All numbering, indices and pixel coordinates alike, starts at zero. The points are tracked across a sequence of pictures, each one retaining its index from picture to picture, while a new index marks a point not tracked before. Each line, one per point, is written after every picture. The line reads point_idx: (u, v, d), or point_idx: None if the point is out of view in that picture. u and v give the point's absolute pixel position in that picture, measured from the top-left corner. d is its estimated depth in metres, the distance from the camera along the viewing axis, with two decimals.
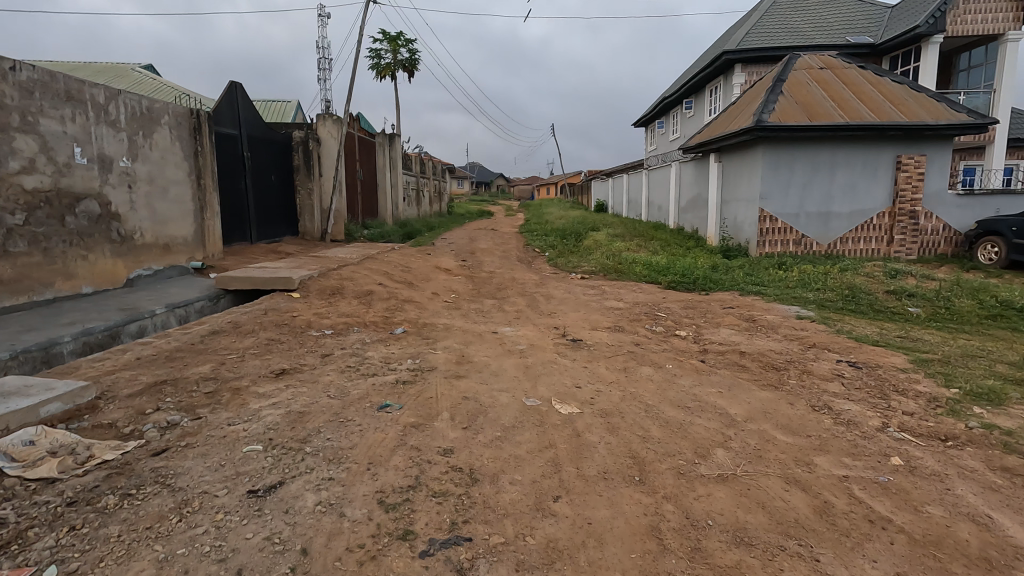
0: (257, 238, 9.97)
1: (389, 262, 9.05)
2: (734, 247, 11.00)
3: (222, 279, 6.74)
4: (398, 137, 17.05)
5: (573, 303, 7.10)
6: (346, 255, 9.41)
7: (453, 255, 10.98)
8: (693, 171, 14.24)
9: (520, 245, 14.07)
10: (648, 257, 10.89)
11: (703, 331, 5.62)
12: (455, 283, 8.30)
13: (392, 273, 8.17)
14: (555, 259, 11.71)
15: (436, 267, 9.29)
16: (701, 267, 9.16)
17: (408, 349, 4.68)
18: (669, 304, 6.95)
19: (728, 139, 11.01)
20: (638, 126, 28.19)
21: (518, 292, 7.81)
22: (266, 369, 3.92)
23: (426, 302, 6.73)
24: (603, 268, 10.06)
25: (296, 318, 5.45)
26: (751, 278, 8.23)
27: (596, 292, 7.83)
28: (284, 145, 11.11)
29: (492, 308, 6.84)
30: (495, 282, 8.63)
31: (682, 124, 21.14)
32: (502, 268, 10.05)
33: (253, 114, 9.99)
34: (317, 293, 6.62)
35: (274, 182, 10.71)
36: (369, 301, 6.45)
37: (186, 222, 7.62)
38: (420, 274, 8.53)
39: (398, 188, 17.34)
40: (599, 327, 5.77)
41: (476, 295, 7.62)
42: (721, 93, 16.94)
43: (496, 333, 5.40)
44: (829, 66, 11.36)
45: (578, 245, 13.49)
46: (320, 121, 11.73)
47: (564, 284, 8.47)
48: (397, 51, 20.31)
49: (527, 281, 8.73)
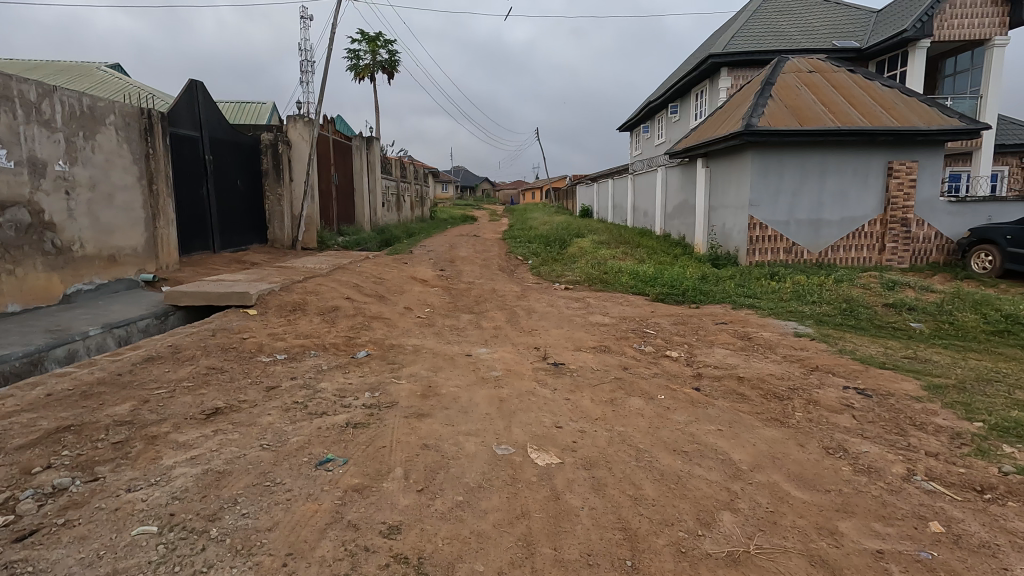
0: (220, 247, 9.36)
1: (361, 273, 8.50)
2: (723, 256, 10.62)
3: (171, 294, 6.15)
4: (376, 140, 16.50)
5: (556, 318, 6.62)
6: (315, 266, 8.82)
7: (431, 264, 10.46)
8: (679, 177, 13.89)
9: (502, 253, 13.58)
10: (635, 265, 10.48)
11: (696, 352, 5.17)
12: (430, 296, 7.77)
13: (363, 286, 7.64)
14: (538, 268, 11.26)
15: (411, 278, 8.75)
16: (691, 278, 8.77)
17: (367, 378, 4.15)
18: (658, 319, 6.51)
19: (715, 144, 10.65)
20: (623, 130, 27.94)
21: (497, 306, 7.31)
22: (196, 408, 3.36)
23: (396, 319, 6.19)
24: (589, 278, 9.60)
25: (248, 340, 4.89)
26: (743, 290, 7.84)
27: (580, 306, 7.36)
28: (252, 149, 10.53)
29: (468, 325, 6.32)
30: (473, 294, 8.12)
31: (668, 129, 20.89)
32: (482, 278, 9.54)
33: (215, 115, 9.42)
34: (277, 310, 6.06)
35: (240, 188, 10.11)
36: (333, 319, 5.90)
37: (136, 231, 7.00)
38: (393, 287, 7.99)
39: (377, 193, 16.76)
40: (584, 347, 5.29)
41: (452, 310, 7.10)
42: (707, 97, 16.67)
43: (470, 356, 4.90)
44: (819, 69, 11.08)
45: (563, 252, 13.05)
46: (291, 123, 11.13)
47: (546, 297, 8.00)
48: (376, 52, 19.80)
49: (508, 293, 8.23)
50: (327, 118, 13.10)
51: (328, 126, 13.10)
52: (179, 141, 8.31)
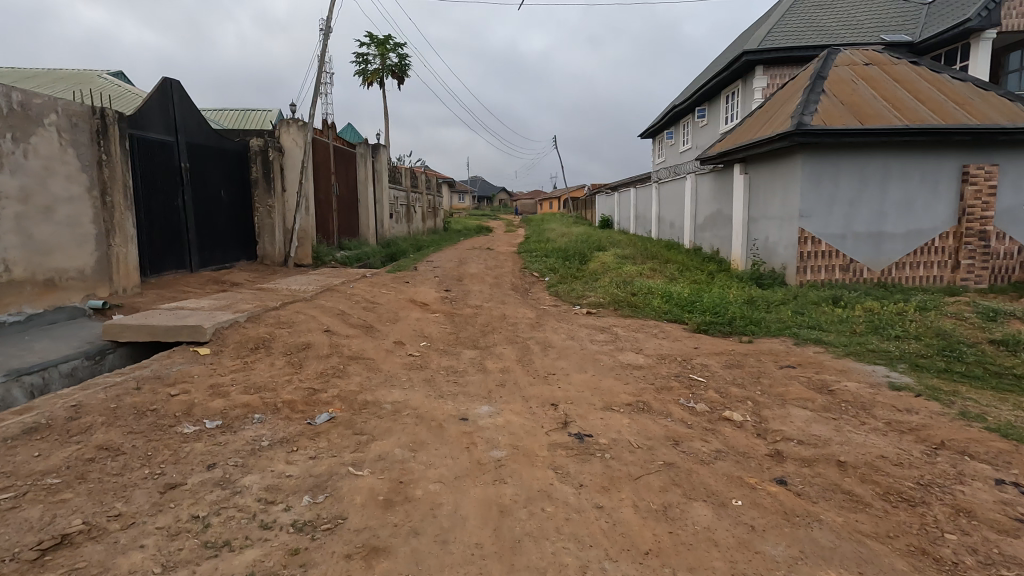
0: (197, 265, 8.38)
1: (351, 297, 7.38)
2: (767, 274, 9.31)
3: (111, 328, 5.08)
4: (382, 148, 15.51)
5: (578, 357, 5.41)
6: (301, 287, 7.73)
7: (435, 284, 9.31)
8: (712, 184, 12.61)
9: (517, 268, 12.42)
10: (666, 285, 9.22)
11: (765, 414, 3.91)
12: (428, 325, 6.62)
13: (350, 313, 6.51)
14: (556, 287, 10.06)
15: (409, 302, 7.61)
16: (736, 302, 7.48)
17: (317, 464, 2.98)
18: (706, 360, 5.24)
19: (757, 146, 9.37)
20: (645, 136, 26.73)
21: (507, 339, 6.12)
22: (32, 536, 2.20)
23: (382, 360, 5.04)
24: (615, 300, 8.38)
25: (177, 397, 3.76)
26: (802, 319, 6.54)
27: (607, 339, 6.11)
28: (239, 156, 9.60)
29: (471, 367, 5.14)
30: (480, 321, 6.93)
31: (694, 134, 19.64)
32: (491, 301, 8.36)
33: (193, 120, 8.51)
34: (234, 349, 4.94)
35: (224, 199, 9.15)
36: (300, 362, 4.75)
37: (83, 250, 5.97)
38: (386, 314, 6.84)
39: (384, 204, 15.74)
40: (615, 405, 4.06)
41: (452, 344, 5.92)
42: (740, 98, 15.38)
43: (466, 419, 3.70)
44: (876, 61, 9.74)
45: (583, 268, 11.83)
46: (283, 127, 10.12)
47: (566, 325, 6.78)
48: (385, 55, 18.93)
49: (521, 320, 7.04)
50: (327, 124, 12.13)
51: (329, 132, 12.12)
52: (147, 146, 7.38)
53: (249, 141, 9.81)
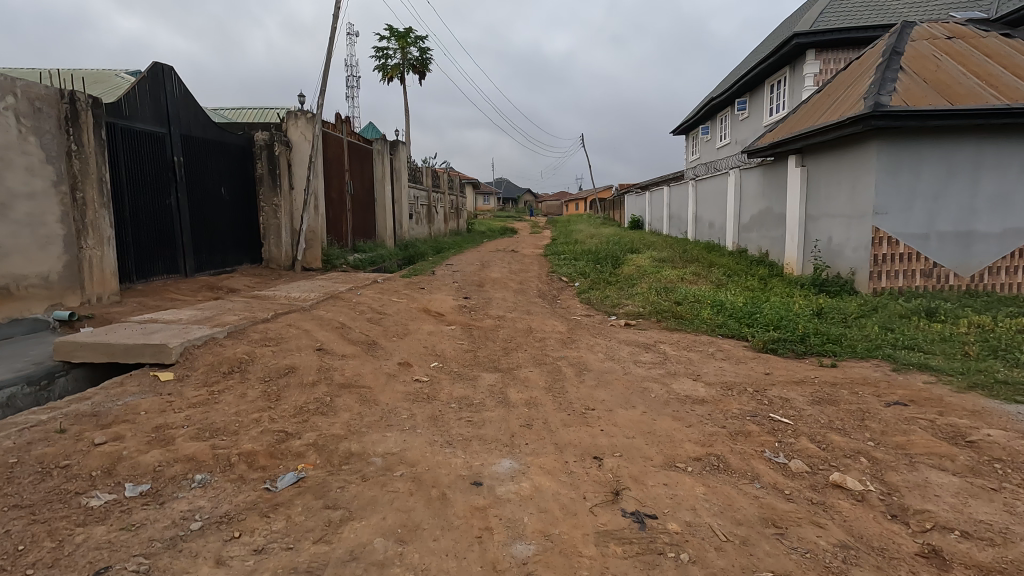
0: (190, 270, 7.63)
1: (357, 306, 6.50)
2: (833, 280, 8.12)
3: (63, 346, 4.26)
4: (402, 145, 14.71)
5: (623, 386, 4.38)
6: (302, 295, 6.89)
7: (454, 290, 8.38)
8: (760, 180, 11.41)
9: (543, 272, 11.43)
10: (714, 293, 8.11)
11: (894, 481, 2.82)
12: (442, 340, 5.68)
13: (352, 327, 5.61)
14: (589, 294, 9.05)
15: (422, 312, 6.70)
16: (804, 313, 6.35)
17: (258, 568, 2.04)
18: (786, 393, 4.16)
19: (821, 133, 8.18)
20: (678, 132, 25.47)
21: (534, 360, 5.14)
22: None
23: (381, 388, 4.10)
24: (659, 309, 7.34)
25: (103, 445, 2.88)
26: (893, 335, 5.39)
27: (654, 362, 5.07)
28: (241, 152, 8.85)
29: (490, 397, 4.17)
30: (503, 336, 5.96)
31: (734, 128, 18.37)
32: (516, 310, 7.39)
33: (189, 110, 7.76)
34: (203, 373, 4.06)
35: (223, 197, 8.40)
36: (278, 392, 3.84)
37: (47, 253, 5.21)
38: (394, 326, 5.93)
39: (404, 204, 14.94)
40: (682, 462, 3.02)
41: (469, 367, 4.95)
42: (788, 87, 14.14)
43: (480, 484, 2.72)
44: (959, 34, 8.46)
45: (617, 272, 10.77)
46: (291, 119, 9.32)
47: (604, 342, 5.75)
48: (406, 49, 18.15)
49: (550, 334, 6.05)
50: (342, 118, 11.35)
51: (343, 126, 11.34)
52: (131, 137, 6.63)
53: (254, 134, 9.05)
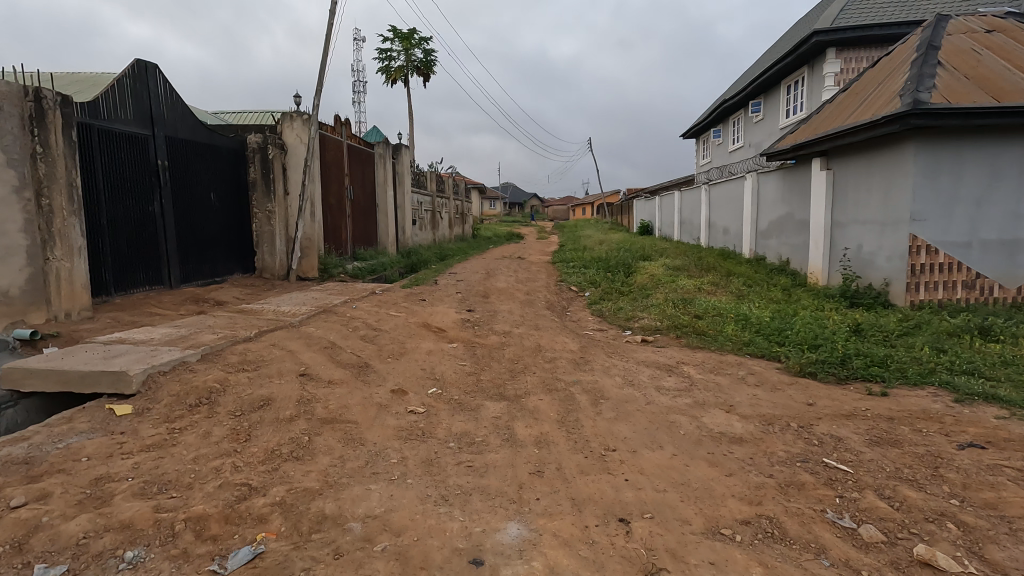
0: (175, 281, 7.16)
1: (351, 321, 5.98)
2: (865, 291, 7.54)
3: (10, 373, 3.76)
4: (405, 149, 14.26)
5: (647, 420, 3.83)
6: (293, 308, 6.39)
7: (456, 302, 7.86)
8: (780, 184, 10.84)
9: (551, 282, 10.91)
10: (737, 306, 7.54)
11: (996, 560, 2.26)
12: (442, 361, 5.15)
13: (343, 346, 5.10)
14: (600, 306, 8.51)
15: (421, 328, 6.17)
16: (840, 330, 5.78)
17: None
18: (837, 430, 3.60)
19: (851, 134, 7.62)
20: (688, 135, 24.92)
21: (544, 386, 4.59)
22: None
23: (368, 424, 3.57)
24: (677, 324, 6.81)
25: (21, 509, 2.36)
26: (946, 357, 4.82)
27: (678, 388, 4.52)
28: (233, 155, 8.40)
29: (494, 433, 3.63)
30: (509, 355, 5.42)
31: (747, 130, 17.80)
32: (523, 324, 6.86)
33: (177, 111, 7.31)
34: (165, 405, 3.55)
35: (213, 203, 7.93)
36: (248, 430, 3.32)
37: (7, 266, 4.73)
38: (389, 345, 5.40)
39: (407, 210, 14.47)
40: (728, 529, 2.47)
41: (470, 394, 4.42)
42: (806, 87, 13.58)
43: (481, 564, 2.18)
44: (998, 27, 7.89)
45: (629, 282, 10.21)
46: (286, 121, 8.86)
47: (621, 363, 5.20)
48: (410, 50, 17.72)
49: (561, 353, 5.51)
50: (341, 120, 10.90)
51: (342, 129, 10.89)
52: (109, 139, 6.17)
53: (246, 137, 8.59)
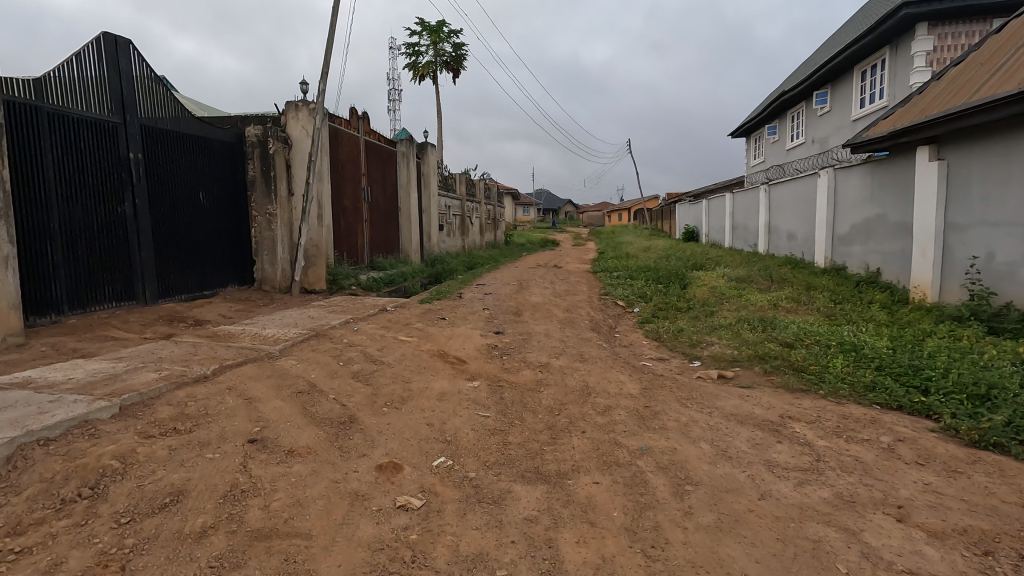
0: (152, 296, 6.10)
1: (347, 351, 4.72)
2: (1007, 313, 5.88)
3: None
4: (431, 149, 13.09)
5: (773, 537, 2.37)
6: (278, 332, 5.17)
7: (483, 322, 6.53)
8: (868, 180, 9.16)
9: (594, 295, 9.50)
10: (834, 331, 5.98)
11: None
12: (457, 412, 3.81)
13: (326, 389, 3.82)
14: (657, 328, 7.07)
15: (435, 360, 4.85)
16: (1005, 369, 4.21)
17: None
18: None
19: (984, 112, 6.02)
20: (737, 134, 23.14)
21: (599, 459, 3.19)
22: None
23: (327, 541, 2.25)
24: (765, 356, 5.34)
25: None
26: None
27: (800, 468, 3.04)
28: (228, 151, 7.34)
29: (526, 560, 2.25)
30: (547, 403, 4.04)
31: (811, 124, 15.97)
32: (564, 352, 5.47)
33: (157, 97, 6.28)
34: (22, 498, 2.32)
35: (202, 205, 6.88)
36: (125, 557, 2.03)
37: None
38: (390, 386, 4.10)
39: (433, 214, 13.31)
40: None
41: (493, 471, 3.06)
42: (889, 70, 11.79)
43: None
44: None
45: (687, 295, 8.69)
46: (291, 111, 7.74)
47: (703, 418, 3.75)
48: (439, 45, 16.65)
49: (618, 400, 4.09)
50: (358, 114, 9.78)
51: (359, 123, 9.78)
52: (64, 127, 5.15)
53: (245, 129, 7.54)
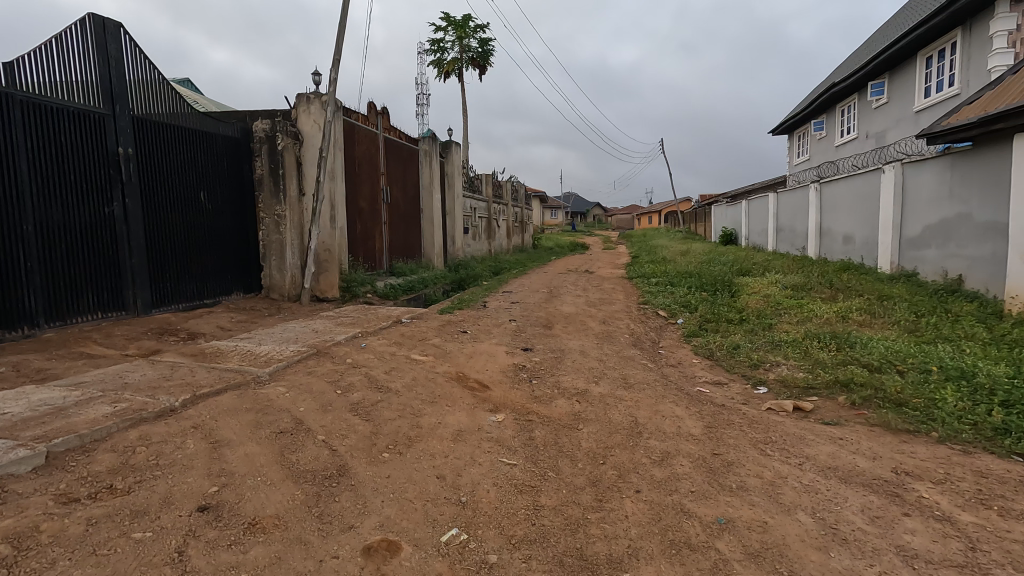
0: (144, 306, 5.52)
1: (349, 374, 3.99)
2: None
3: None
4: (455, 148, 12.43)
5: None
6: (273, 350, 4.49)
7: (509, 336, 5.76)
8: (946, 175, 8.08)
9: (631, 303, 8.64)
10: (929, 351, 5.01)
11: None
12: (475, 460, 3.03)
13: (314, 427, 3.09)
14: (708, 343, 6.18)
15: (452, 386, 4.09)
16: None
17: None
18: None
19: None
20: (779, 132, 21.91)
21: (664, 538, 2.36)
22: None
23: None
24: (849, 384, 4.42)
25: None
26: None
27: (952, 564, 2.16)
28: (232, 147, 6.78)
29: None
30: (588, 448, 3.23)
31: (866, 118, 14.76)
32: (605, 374, 4.65)
33: (153, 87, 5.73)
34: None
35: (203, 204, 6.31)
36: None
37: None
38: (394, 422, 3.35)
39: (457, 217, 12.63)
40: None
41: (521, 553, 2.26)
42: (963, 54, 10.62)
43: None
44: None
45: (737, 305, 7.75)
46: (302, 104, 7.14)
47: (793, 475, 2.88)
48: (465, 40, 16.06)
49: (677, 444, 3.26)
50: (377, 109, 9.17)
51: (377, 119, 9.16)
52: (41, 117, 4.61)
53: (254, 124, 6.98)
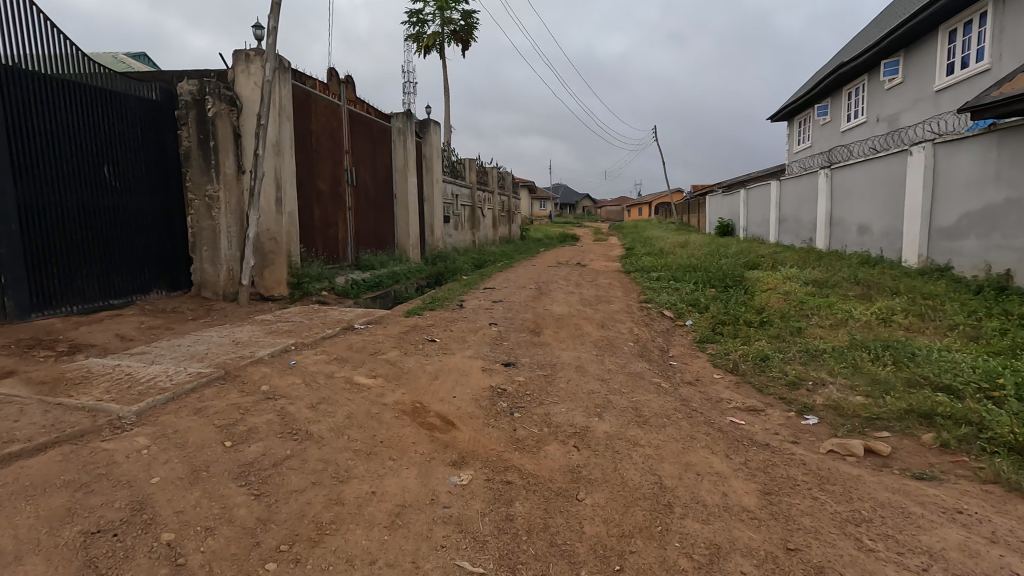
0: (16, 308, 4.31)
1: (253, 412, 2.83)
2: None
3: None
4: (433, 128, 11.20)
5: None
6: (164, 372, 3.31)
7: (487, 347, 4.61)
8: (991, 154, 7.07)
9: (632, 302, 7.53)
10: (1015, 366, 3.96)
11: None
12: (418, 570, 1.90)
13: (161, 516, 1.94)
14: (728, 352, 5.09)
15: (401, 426, 2.95)
16: None
17: None
18: None
19: None
20: (778, 118, 20.94)
21: None
22: None
23: None
24: (929, 416, 3.36)
25: None
26: None
27: None
28: (149, 112, 5.53)
29: None
30: (594, 539, 2.11)
31: (877, 100, 13.78)
32: (609, 402, 3.53)
33: (33, 29, 4.45)
34: None
35: (107, 181, 5.08)
36: None
37: None
38: (302, 497, 2.21)
39: (436, 204, 11.43)
40: None
41: None
42: (993, 25, 9.63)
43: None
44: None
45: (755, 304, 6.67)
46: (240, 63, 5.91)
47: None
48: (446, 12, 14.80)
49: (730, 530, 2.16)
50: (339, 77, 7.93)
51: (340, 88, 7.92)
52: None
53: (179, 85, 5.73)
